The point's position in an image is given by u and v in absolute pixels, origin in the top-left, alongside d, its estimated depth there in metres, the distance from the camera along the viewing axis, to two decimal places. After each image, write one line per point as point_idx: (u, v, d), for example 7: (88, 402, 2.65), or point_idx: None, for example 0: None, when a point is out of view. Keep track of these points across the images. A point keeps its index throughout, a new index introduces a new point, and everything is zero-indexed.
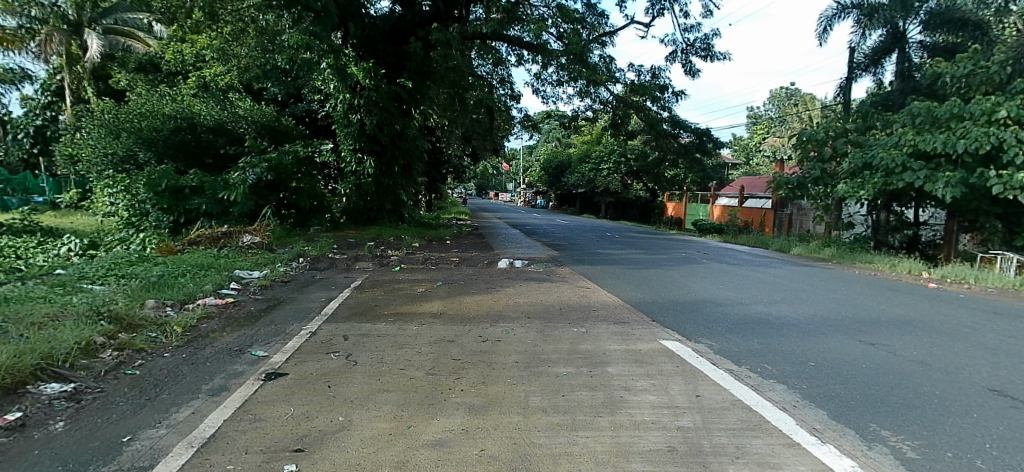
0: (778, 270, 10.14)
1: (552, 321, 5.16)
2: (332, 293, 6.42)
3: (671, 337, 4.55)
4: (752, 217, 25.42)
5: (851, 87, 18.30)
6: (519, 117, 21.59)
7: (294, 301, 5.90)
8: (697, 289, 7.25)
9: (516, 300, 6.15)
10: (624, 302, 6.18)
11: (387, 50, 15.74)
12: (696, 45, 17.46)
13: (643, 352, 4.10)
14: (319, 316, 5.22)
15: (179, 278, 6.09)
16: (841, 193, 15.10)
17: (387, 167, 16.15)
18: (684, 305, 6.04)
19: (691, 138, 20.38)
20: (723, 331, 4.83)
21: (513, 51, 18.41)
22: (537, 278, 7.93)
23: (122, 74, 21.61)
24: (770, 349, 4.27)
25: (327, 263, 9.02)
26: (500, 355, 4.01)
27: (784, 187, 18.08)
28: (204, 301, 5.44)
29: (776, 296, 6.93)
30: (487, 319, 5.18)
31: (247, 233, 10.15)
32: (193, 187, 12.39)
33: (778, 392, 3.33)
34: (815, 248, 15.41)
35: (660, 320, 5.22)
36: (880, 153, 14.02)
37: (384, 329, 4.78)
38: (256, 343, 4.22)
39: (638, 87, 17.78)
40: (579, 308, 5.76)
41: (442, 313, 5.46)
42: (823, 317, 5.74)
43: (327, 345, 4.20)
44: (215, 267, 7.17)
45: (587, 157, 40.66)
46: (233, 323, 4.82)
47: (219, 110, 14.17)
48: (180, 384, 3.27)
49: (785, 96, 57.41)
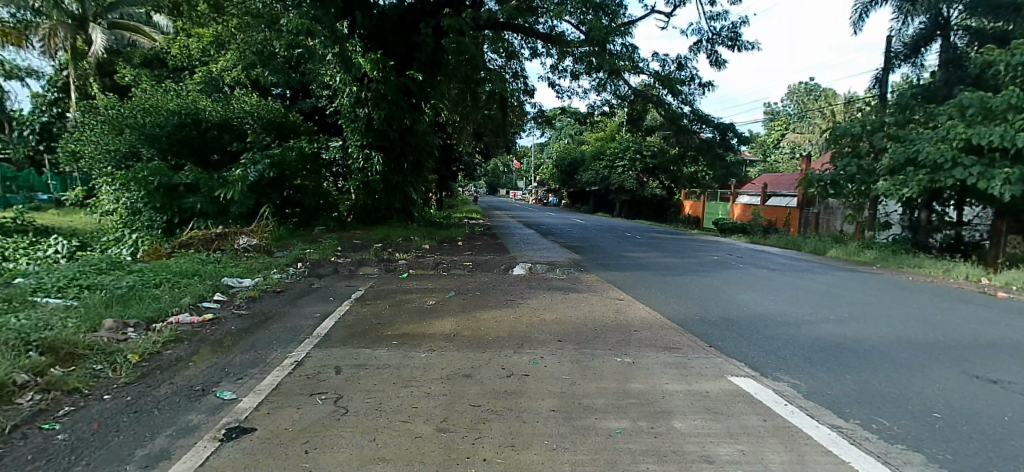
0: (825, 277, 9.13)
1: (588, 346, 4.28)
2: (327, 307, 5.57)
3: (741, 372, 3.65)
4: (776, 216, 24.25)
5: (887, 78, 17.14)
6: (532, 113, 20.68)
7: (284, 318, 5.05)
8: (747, 301, 6.33)
9: (543, 317, 5.25)
10: (669, 319, 5.27)
11: (397, 41, 14.76)
12: (723, 35, 16.42)
13: (711, 397, 3.20)
14: (311, 338, 4.38)
15: (154, 289, 5.30)
16: (881, 191, 13.86)
17: (397, 164, 15.33)
18: (740, 324, 5.14)
19: (713, 135, 19.33)
20: (799, 363, 3.93)
21: (527, 44, 17.57)
22: (560, 287, 7.05)
23: (127, 70, 21.06)
24: (875, 394, 3.33)
25: (328, 268, 8.19)
26: (531, 399, 3.13)
27: (815, 184, 16.87)
28: (177, 318, 4.61)
29: (839, 310, 6.00)
30: (510, 344, 4.31)
31: (242, 235, 9.37)
32: (189, 185, 11.65)
33: (920, 466, 2.42)
34: (855, 250, 14.32)
35: (719, 346, 4.32)
36: (925, 147, 12.91)
37: (386, 358, 3.91)
38: (225, 379, 3.37)
39: (660, 79, 16.63)
40: (617, 328, 4.85)
41: (455, 335, 4.58)
42: (908, 339, 4.79)
43: (312, 383, 3.33)
44: (202, 274, 6.39)
45: (601, 154, 39.71)
46: (209, 348, 4.02)
47: (225, 105, 13.49)
48: (107, 448, 2.42)
49: (804, 91, 56.33)
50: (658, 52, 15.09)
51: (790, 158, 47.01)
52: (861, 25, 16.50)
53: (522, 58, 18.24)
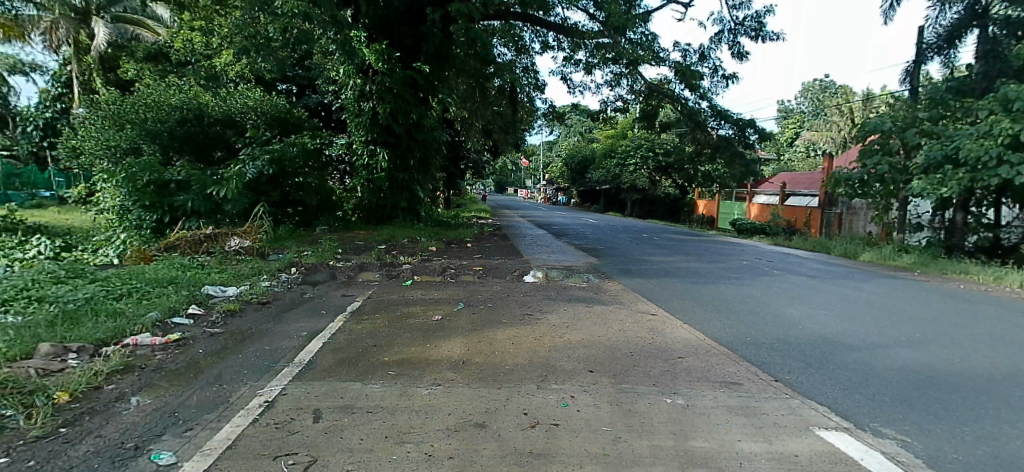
0: (872, 285, 8.25)
1: (628, 379, 3.52)
2: (318, 324, 4.82)
3: (832, 424, 2.88)
4: (796, 216, 23.26)
5: (917, 71, 16.06)
6: (542, 109, 19.87)
7: (265, 337, 4.32)
8: (797, 317, 5.54)
9: (567, 337, 4.47)
10: (716, 341, 4.51)
11: (403, 32, 14.00)
12: (747, 24, 15.51)
13: (807, 465, 2.39)
14: (291, 368, 3.63)
15: (116, 302, 4.59)
16: (917, 191, 12.87)
17: (403, 160, 14.46)
18: (801, 348, 4.37)
19: (731, 131, 18.29)
20: (896, 409, 3.15)
21: (539, 36, 16.80)
22: (583, 298, 6.27)
23: (132, 65, 20.61)
24: (1016, 460, 2.53)
25: (324, 274, 7.47)
26: (564, 466, 2.35)
27: (843, 184, 15.81)
28: (135, 339, 3.88)
29: (909, 328, 5.17)
30: (531, 376, 3.55)
31: (234, 236, 8.67)
32: (181, 182, 10.99)
33: None
34: (891, 254, 13.37)
35: (788, 382, 3.55)
36: (965, 143, 11.93)
37: (378, 397, 3.14)
38: (170, 431, 2.62)
39: (680, 71, 15.73)
40: (657, 353, 4.08)
41: (463, 362, 3.81)
42: (1012, 371, 3.94)
43: (279, 439, 2.57)
44: (179, 282, 5.66)
45: (612, 151, 38.98)
46: (169, 380, 3.30)
47: (229, 100, 12.79)
48: None
49: (819, 88, 55.34)
50: (679, 42, 14.24)
51: (805, 156, 45.69)
52: (890, 15, 15.51)
53: (532, 52, 17.44)
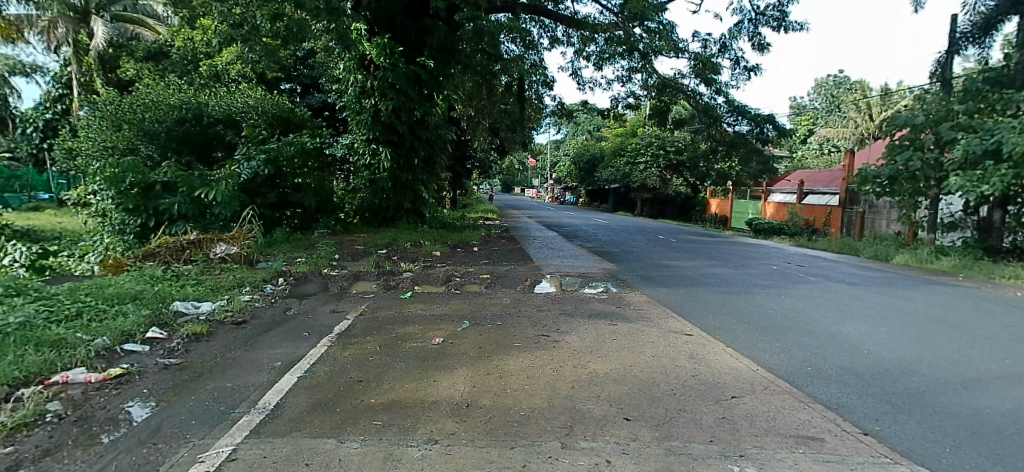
0: (921, 294, 7.41)
1: (679, 432, 2.76)
2: (295, 351, 4.08)
3: None
4: (815, 215, 22.03)
5: (949, 62, 15.04)
6: (550, 106, 18.98)
7: (230, 370, 3.59)
8: (855, 337, 4.75)
9: (593, 368, 3.72)
10: (774, 373, 3.73)
11: (406, 25, 13.13)
12: (768, 14, 14.65)
13: None
14: (252, 416, 2.89)
15: (57, 327, 3.89)
16: (953, 189, 11.96)
17: (406, 160, 13.73)
18: (877, 382, 3.59)
19: (749, 127, 17.36)
20: None
21: (547, 29, 16.00)
22: (605, 314, 5.50)
23: (130, 64, 20.06)
24: None
25: (315, 285, 6.76)
26: None
27: (870, 181, 14.81)
28: (65, 377, 3.18)
29: (994, 353, 4.38)
30: (551, 427, 2.79)
31: (221, 242, 8.01)
32: (167, 184, 10.35)
33: None
34: (927, 256, 12.46)
35: (884, 437, 2.77)
36: (1009, 137, 10.95)
37: (357, 463, 2.40)
38: None
39: (699, 63, 14.86)
40: (706, 392, 3.31)
41: (467, 406, 3.07)
42: None
43: None
44: (144, 297, 4.96)
45: (621, 150, 38.13)
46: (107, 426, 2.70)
47: (230, 98, 12.11)
48: None
49: (832, 84, 54.08)
50: (698, 32, 13.39)
51: (818, 154, 44.58)
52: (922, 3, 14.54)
53: (541, 47, 16.61)
